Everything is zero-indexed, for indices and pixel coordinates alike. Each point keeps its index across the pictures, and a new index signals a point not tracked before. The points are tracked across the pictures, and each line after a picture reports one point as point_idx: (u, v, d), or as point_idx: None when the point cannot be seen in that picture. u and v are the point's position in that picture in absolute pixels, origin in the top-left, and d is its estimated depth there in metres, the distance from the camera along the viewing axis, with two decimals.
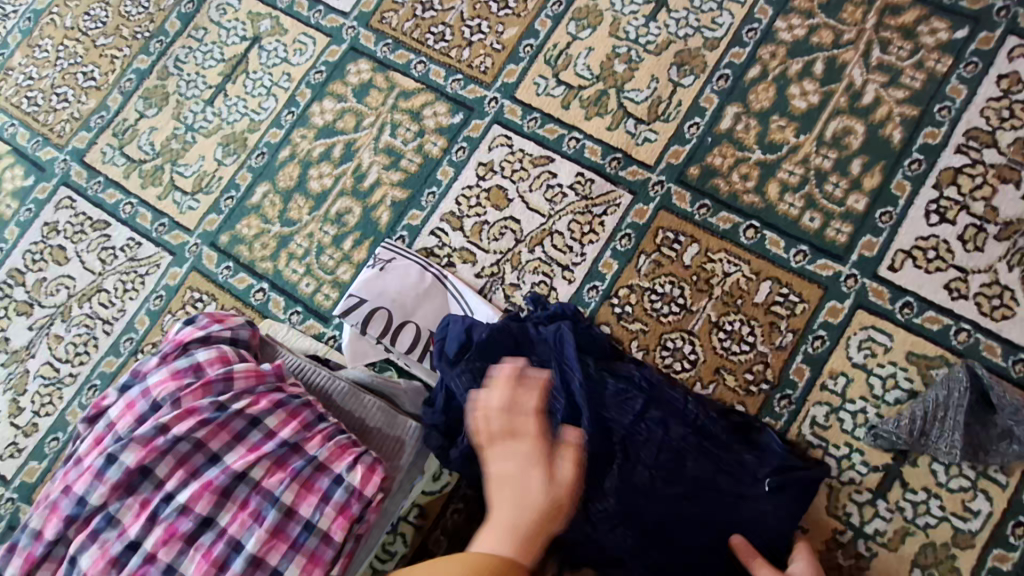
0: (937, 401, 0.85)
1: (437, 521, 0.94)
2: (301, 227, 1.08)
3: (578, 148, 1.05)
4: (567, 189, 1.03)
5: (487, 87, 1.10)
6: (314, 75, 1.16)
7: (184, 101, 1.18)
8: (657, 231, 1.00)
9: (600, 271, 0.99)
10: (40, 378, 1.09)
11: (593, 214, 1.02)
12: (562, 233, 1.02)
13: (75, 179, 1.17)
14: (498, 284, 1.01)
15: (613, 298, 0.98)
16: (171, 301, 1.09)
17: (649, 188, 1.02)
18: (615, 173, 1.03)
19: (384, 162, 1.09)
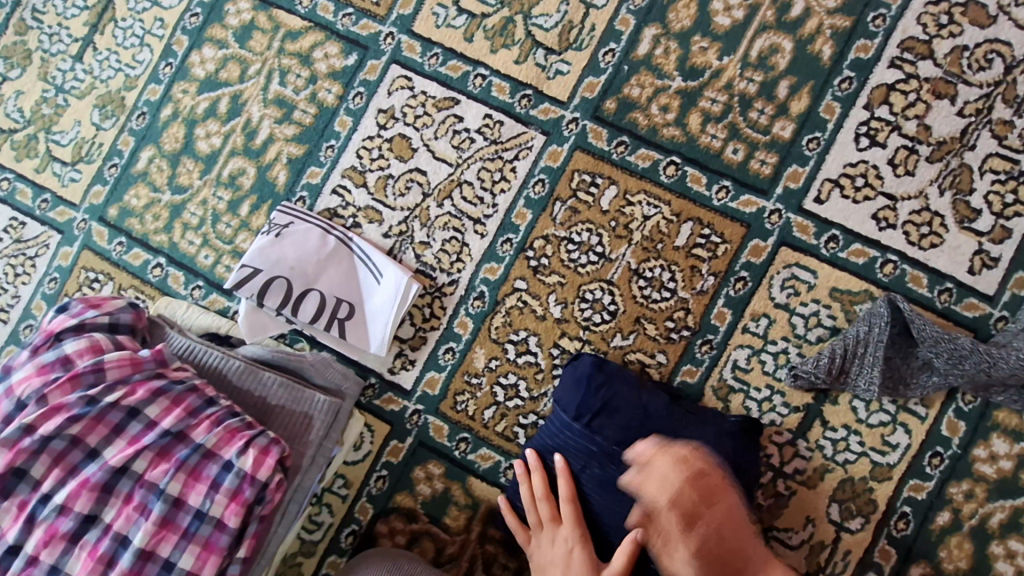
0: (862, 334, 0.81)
1: (361, 489, 0.91)
2: (195, 194, 1.00)
3: (484, 86, 0.95)
4: (474, 134, 0.94)
5: (381, 21, 0.98)
6: (189, 19, 1.02)
7: (50, 59, 1.05)
8: (573, 173, 0.92)
9: (513, 223, 0.93)
10: None
11: (504, 160, 0.94)
12: (472, 184, 0.94)
13: None
14: (407, 243, 0.94)
15: (528, 250, 0.92)
16: (66, 283, 1.02)
17: (563, 127, 0.93)
18: (526, 113, 0.94)
19: (276, 115, 1.00)
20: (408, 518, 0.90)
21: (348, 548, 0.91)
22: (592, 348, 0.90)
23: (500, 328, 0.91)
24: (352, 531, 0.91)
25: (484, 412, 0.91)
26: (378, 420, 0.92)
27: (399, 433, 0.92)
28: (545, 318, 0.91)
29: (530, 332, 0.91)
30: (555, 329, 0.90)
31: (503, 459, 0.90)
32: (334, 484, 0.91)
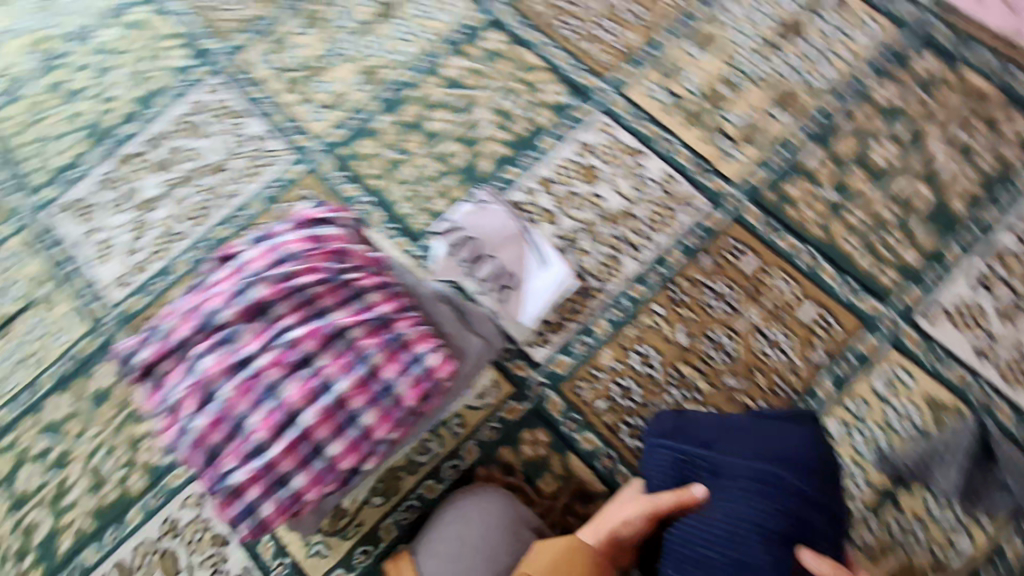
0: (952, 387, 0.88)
1: (473, 432, 1.04)
2: (412, 159, 1.21)
3: (670, 150, 1.16)
4: (652, 182, 1.15)
5: (598, 77, 1.21)
6: (454, 35, 1.28)
7: (337, 29, 1.30)
8: (725, 238, 1.11)
9: (666, 259, 1.10)
10: (157, 230, 1.21)
11: (671, 209, 1.13)
12: (639, 221, 1.13)
13: (228, 71, 1.28)
14: (573, 248, 1.12)
15: (673, 285, 1.09)
16: (285, 193, 1.22)
17: (726, 199, 1.13)
18: (698, 179, 1.14)
19: (497, 121, 1.22)
20: (506, 470, 1.02)
21: (445, 479, 1.03)
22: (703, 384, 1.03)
23: (631, 338, 1.06)
24: (454, 466, 1.04)
25: (598, 402, 1.04)
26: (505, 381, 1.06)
27: (518, 397, 1.05)
28: (672, 342, 1.06)
29: (656, 350, 1.05)
30: (671, 358, 1.05)
31: (603, 447, 1.02)
32: (453, 420, 1.05)
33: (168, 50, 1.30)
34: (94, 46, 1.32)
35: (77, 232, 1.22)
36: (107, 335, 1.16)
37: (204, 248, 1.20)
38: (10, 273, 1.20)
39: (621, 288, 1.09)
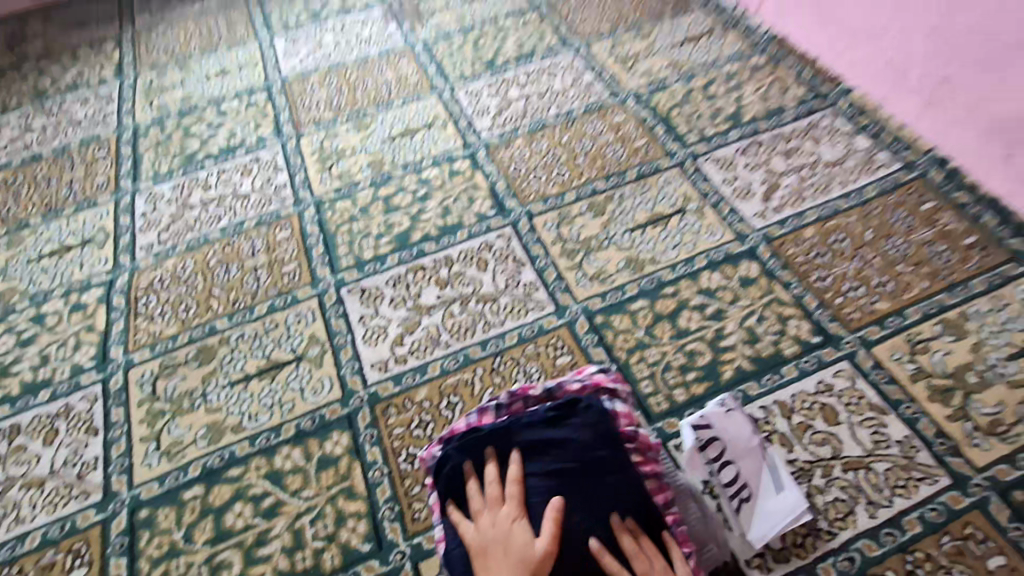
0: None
1: None
2: (660, 343, 1.32)
3: (913, 417, 1.16)
4: (892, 442, 1.13)
5: (848, 330, 1.29)
6: (715, 253, 1.46)
7: (614, 220, 1.55)
8: (966, 523, 1.04)
9: (902, 525, 1.04)
10: (425, 331, 1.38)
11: (911, 476, 1.09)
12: (876, 476, 1.09)
13: (519, 227, 1.55)
14: (804, 480, 1.10)
15: (908, 554, 1.01)
16: (540, 336, 1.35)
17: (970, 484, 1.07)
18: (941, 455, 1.11)
19: (744, 336, 1.31)
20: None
21: None
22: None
23: None
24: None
25: None
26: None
27: None
28: None
29: None
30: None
31: None
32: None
33: (477, 198, 1.62)
34: (421, 178, 1.67)
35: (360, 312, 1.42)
36: (354, 408, 1.28)
37: (457, 360, 1.33)
38: (294, 328, 1.40)
39: (849, 540, 1.03)
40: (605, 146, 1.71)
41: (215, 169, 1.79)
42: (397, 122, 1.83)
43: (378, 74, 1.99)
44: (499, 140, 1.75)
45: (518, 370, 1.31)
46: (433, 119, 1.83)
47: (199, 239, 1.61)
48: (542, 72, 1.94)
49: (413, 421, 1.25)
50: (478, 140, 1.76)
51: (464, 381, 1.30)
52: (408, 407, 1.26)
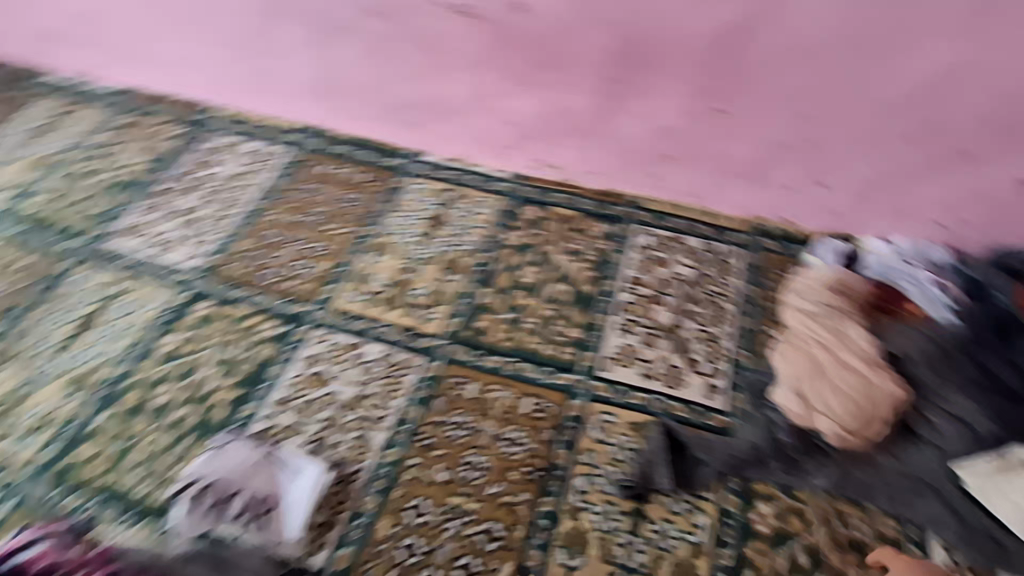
0: (910, 248, 1.33)
1: (723, 485, 1.11)
2: (530, 310, 1.38)
3: (698, 228, 1.48)
4: (702, 252, 1.45)
5: (623, 205, 1.53)
6: (499, 217, 1.54)
7: (403, 246, 1.50)
8: (771, 265, 1.42)
9: (748, 294, 1.39)
10: (323, 483, 1.14)
11: (727, 262, 1.43)
12: (711, 277, 1.41)
13: (326, 320, 1.37)
14: (685, 316, 1.36)
15: (765, 310, 1.35)
16: (436, 388, 1.26)
17: (754, 242, 1.45)
18: (729, 238, 1.46)
19: (574, 258, 1.46)
20: (769, 499, 1.10)
21: (731, 541, 1.06)
22: (828, 379, 1.12)
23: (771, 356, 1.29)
24: (727, 522, 1.08)
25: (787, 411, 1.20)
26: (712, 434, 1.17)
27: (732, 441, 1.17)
28: None
29: None
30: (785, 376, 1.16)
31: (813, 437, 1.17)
32: (700, 484, 1.11)
33: (254, 326, 1.36)
34: (166, 354, 1.32)
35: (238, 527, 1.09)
36: None
37: (382, 476, 1.15)
38: None
39: (735, 329, 1.33)
40: (334, 197, 1.60)
41: None
42: (64, 319, 1.36)
43: None
44: (218, 257, 1.48)
45: (446, 428, 1.20)
46: (110, 287, 1.41)
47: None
48: (196, 167, 1.64)
49: (398, 556, 1.07)
50: (194, 273, 1.45)
51: (409, 481, 1.14)
52: (380, 553, 1.08)
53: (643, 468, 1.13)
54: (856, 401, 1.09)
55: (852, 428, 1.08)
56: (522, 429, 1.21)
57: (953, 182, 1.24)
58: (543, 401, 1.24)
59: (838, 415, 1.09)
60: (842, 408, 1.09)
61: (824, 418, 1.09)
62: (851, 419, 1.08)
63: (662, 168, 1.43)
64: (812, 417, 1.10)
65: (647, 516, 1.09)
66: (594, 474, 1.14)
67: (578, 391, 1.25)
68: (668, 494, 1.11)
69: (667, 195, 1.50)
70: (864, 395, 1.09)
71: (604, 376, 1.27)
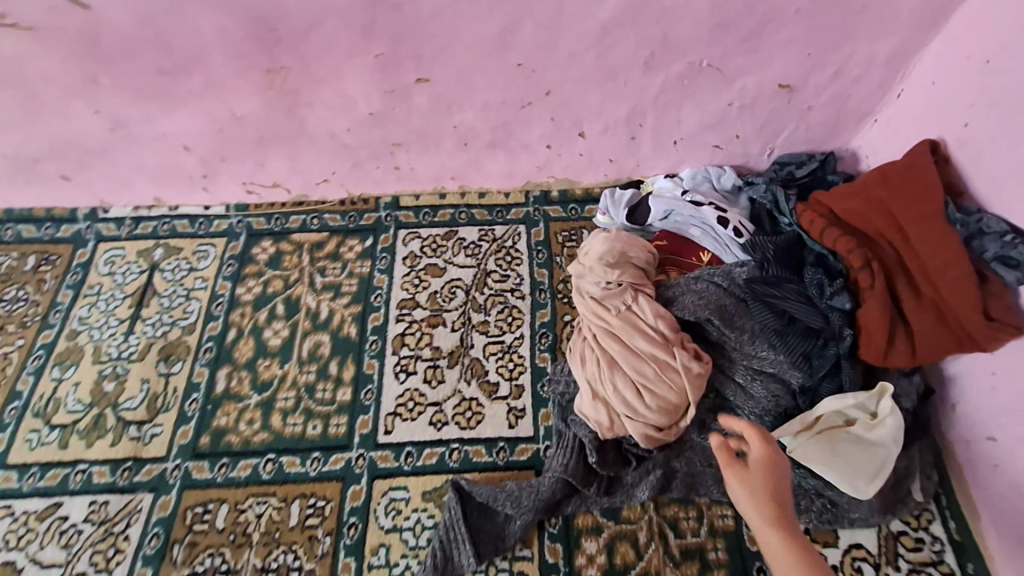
0: (691, 177, 1.16)
1: (541, 534, 0.93)
2: (282, 383, 1.09)
3: (469, 216, 1.24)
4: (478, 243, 1.22)
5: (376, 210, 1.25)
6: (226, 269, 1.21)
7: (102, 344, 1.13)
8: (557, 236, 1.22)
9: (538, 280, 1.17)
10: None
11: (508, 248, 1.21)
12: (494, 272, 1.18)
13: (5, 484, 1.00)
14: (472, 330, 1.12)
15: (559, 294, 1.15)
16: (174, 529, 0.96)
17: (533, 215, 1.24)
18: (506, 218, 1.24)
19: (329, 296, 1.17)
20: (595, 533, 0.93)
21: None
22: (625, 375, 0.94)
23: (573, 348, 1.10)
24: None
25: None
26: (521, 470, 0.99)
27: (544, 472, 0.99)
28: None
29: None
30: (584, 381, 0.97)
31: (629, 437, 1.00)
32: (515, 545, 0.92)
33: None
34: None
35: None
36: None
37: None
38: None
39: (530, 326, 1.12)
40: None
41: None
42: None
43: None
44: None
45: None
46: None
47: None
48: None
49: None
50: None
51: None
52: None
53: (445, 548, 0.91)
54: (657, 393, 0.92)
55: (661, 424, 0.92)
56: (294, 548, 0.94)
57: (834, 92, 1.01)
58: (315, 500, 0.97)
59: (643, 415, 0.92)
60: (644, 407, 0.92)
61: (630, 422, 0.92)
62: (657, 415, 0.92)
63: (400, 158, 1.15)
64: (620, 423, 0.94)
65: None
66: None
67: (359, 470, 0.99)
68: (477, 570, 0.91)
69: (427, 185, 1.23)
70: (663, 384, 0.92)
71: (387, 441, 1.02)
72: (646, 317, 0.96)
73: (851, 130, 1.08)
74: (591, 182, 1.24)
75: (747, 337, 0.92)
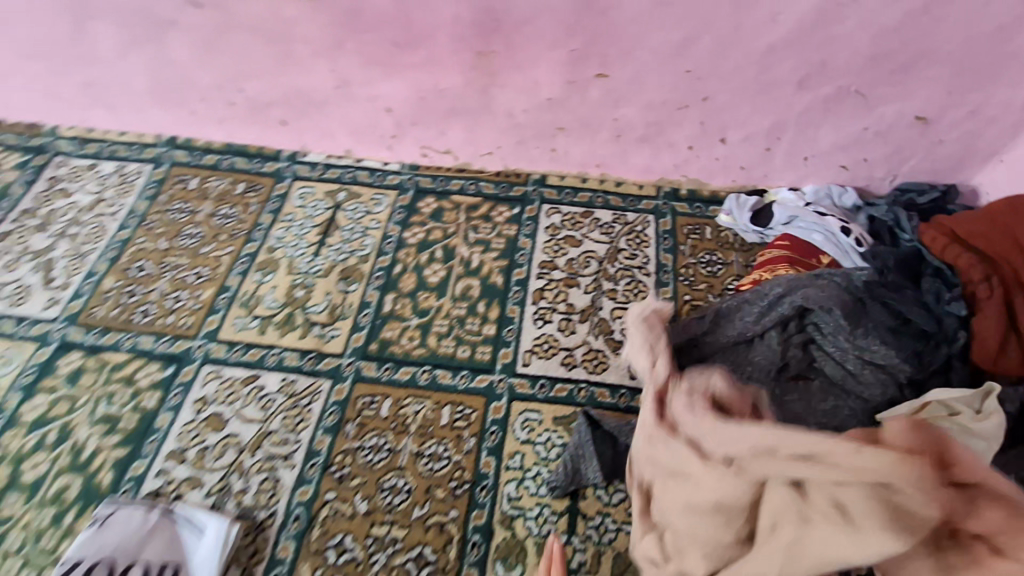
0: (814, 192, 1.30)
1: None
2: (438, 313, 1.29)
3: (605, 202, 1.41)
4: (612, 224, 1.39)
5: (524, 185, 1.44)
6: (396, 215, 1.43)
7: (294, 260, 1.37)
8: (683, 228, 1.37)
9: (663, 262, 1.33)
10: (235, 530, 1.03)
11: (638, 231, 1.37)
12: (624, 250, 1.35)
13: (216, 354, 1.24)
14: (602, 295, 1.29)
15: (682, 276, 1.31)
16: (346, 411, 1.16)
17: (661, 208, 1.40)
18: (637, 207, 1.40)
19: (481, 249, 1.37)
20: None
21: None
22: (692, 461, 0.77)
23: None
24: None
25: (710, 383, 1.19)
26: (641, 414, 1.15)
27: None
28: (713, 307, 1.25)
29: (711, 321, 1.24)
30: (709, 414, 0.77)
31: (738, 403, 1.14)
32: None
33: (134, 374, 1.22)
34: (30, 421, 1.17)
35: None
36: None
37: (299, 517, 1.05)
38: None
39: (653, 298, 1.28)
40: (211, 217, 1.44)
41: None
42: None
43: None
44: (80, 302, 1.31)
45: (360, 453, 1.12)
46: None
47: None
48: (51, 199, 1.47)
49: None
50: (53, 325, 1.29)
51: (328, 518, 1.05)
52: None
53: (574, 461, 1.07)
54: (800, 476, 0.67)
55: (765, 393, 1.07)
56: (444, 442, 1.12)
57: (960, 123, 1.13)
58: (463, 407, 1.16)
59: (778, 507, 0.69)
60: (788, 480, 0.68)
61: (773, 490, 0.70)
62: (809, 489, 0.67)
63: (559, 142, 1.34)
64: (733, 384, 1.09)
65: (584, 513, 1.05)
66: (524, 478, 1.08)
67: (500, 392, 1.17)
68: (598, 486, 1.07)
69: (573, 168, 1.42)
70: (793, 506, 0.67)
71: (525, 372, 1.20)
72: (772, 301, 1.13)
73: (975, 167, 1.20)
74: (719, 186, 1.39)
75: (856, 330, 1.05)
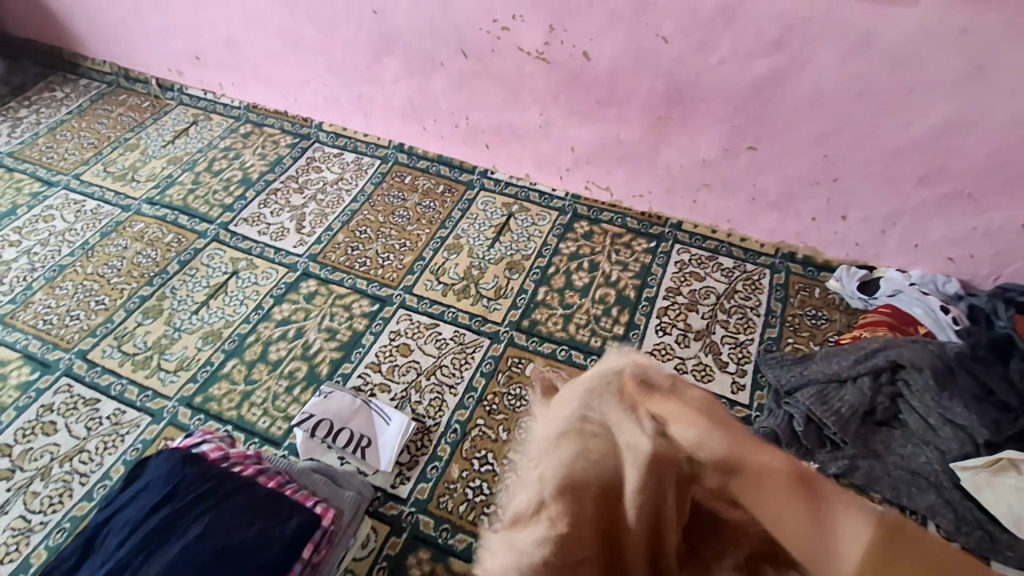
0: (921, 276, 1.51)
1: None
2: (579, 308, 1.61)
3: (729, 252, 1.68)
4: (732, 269, 1.65)
5: (662, 225, 1.75)
6: (556, 229, 1.78)
7: (474, 247, 1.76)
8: (796, 286, 1.61)
9: (773, 308, 1.57)
10: (410, 427, 1.39)
11: (754, 279, 1.63)
12: (740, 292, 1.61)
13: (409, 303, 1.64)
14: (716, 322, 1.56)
15: (788, 321, 1.55)
16: (499, 364, 1.50)
17: (778, 265, 1.64)
18: (757, 262, 1.65)
19: (620, 268, 1.69)
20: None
21: None
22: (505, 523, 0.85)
23: None
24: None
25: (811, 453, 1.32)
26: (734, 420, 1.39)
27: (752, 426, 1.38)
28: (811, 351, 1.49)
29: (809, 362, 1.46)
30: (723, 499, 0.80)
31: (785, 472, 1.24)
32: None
33: (350, 304, 1.64)
34: (278, 320, 1.62)
35: (336, 456, 1.37)
36: (411, 526, 1.26)
37: (455, 430, 1.40)
38: None
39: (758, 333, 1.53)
40: (418, 206, 1.87)
41: (19, 462, 1.38)
42: (195, 287, 1.70)
43: (146, 261, 1.76)
44: (319, 246, 1.78)
45: (506, 397, 1.45)
46: (233, 265, 1.75)
47: (64, 531, 1.29)
48: (307, 171, 1.98)
49: (466, 494, 1.31)
50: (299, 259, 1.76)
51: (476, 436, 1.39)
52: (453, 488, 1.31)
53: None
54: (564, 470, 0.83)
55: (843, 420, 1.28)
56: None
57: None
58: None
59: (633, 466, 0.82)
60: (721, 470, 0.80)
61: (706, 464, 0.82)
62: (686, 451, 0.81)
63: (702, 196, 1.66)
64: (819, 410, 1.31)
65: None
66: None
67: None
68: None
69: (707, 220, 1.72)
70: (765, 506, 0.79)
71: None
72: (869, 353, 1.34)
73: None
74: (833, 256, 1.62)
75: (930, 391, 1.26)
